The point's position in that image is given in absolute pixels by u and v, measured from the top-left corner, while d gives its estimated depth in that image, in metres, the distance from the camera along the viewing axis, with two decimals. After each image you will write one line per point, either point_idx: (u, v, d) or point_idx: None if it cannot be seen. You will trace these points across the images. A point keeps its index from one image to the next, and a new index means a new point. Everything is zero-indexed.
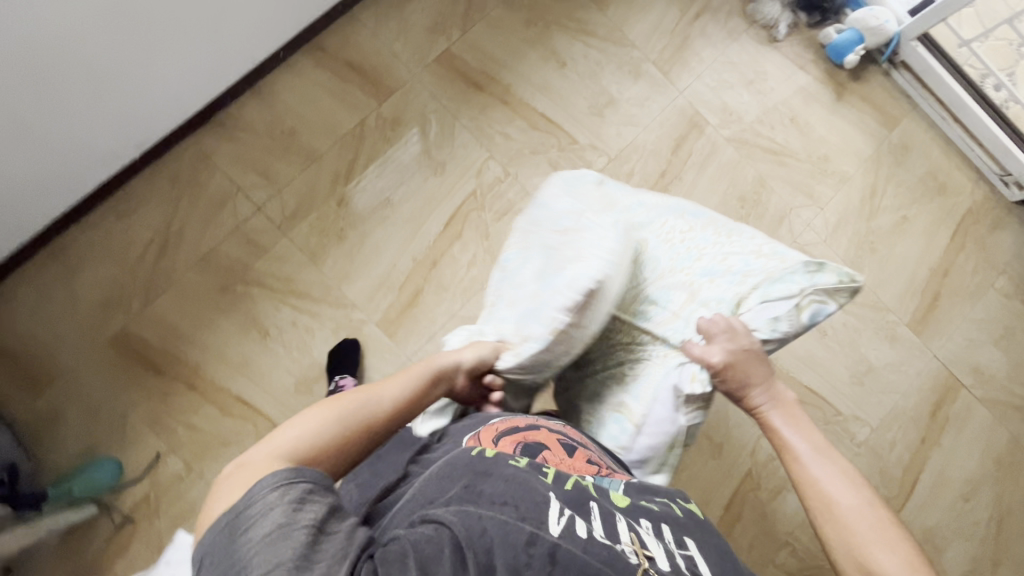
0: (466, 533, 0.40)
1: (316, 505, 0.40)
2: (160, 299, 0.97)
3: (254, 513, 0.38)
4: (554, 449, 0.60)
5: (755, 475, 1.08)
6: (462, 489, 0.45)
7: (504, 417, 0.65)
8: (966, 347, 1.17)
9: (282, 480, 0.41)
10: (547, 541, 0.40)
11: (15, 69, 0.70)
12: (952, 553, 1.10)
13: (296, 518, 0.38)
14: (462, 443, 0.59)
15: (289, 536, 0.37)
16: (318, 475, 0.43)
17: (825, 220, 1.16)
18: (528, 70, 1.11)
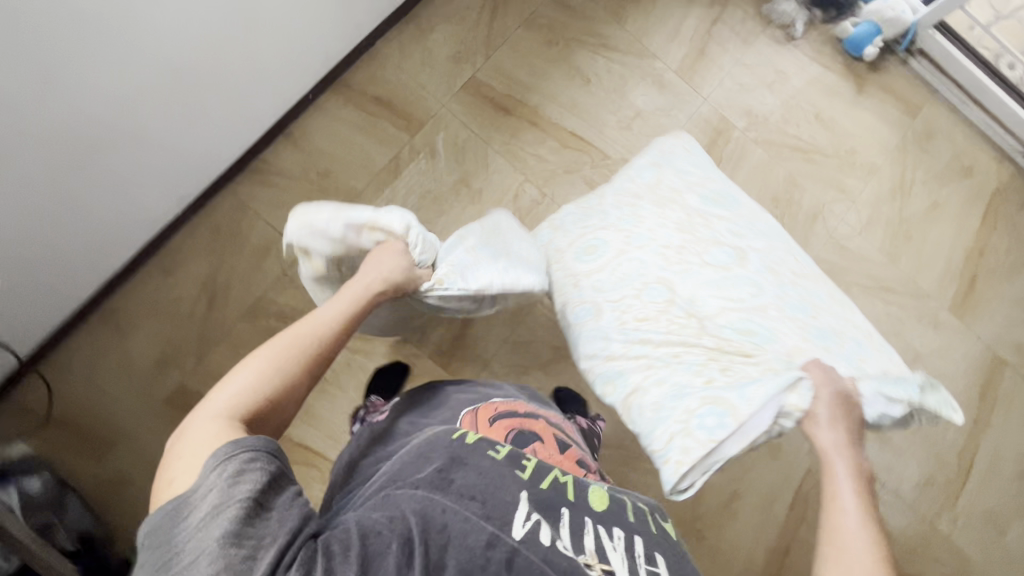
0: (424, 530, 0.44)
1: (254, 477, 0.41)
2: (213, 353, 0.97)
3: (197, 496, 0.40)
4: (544, 444, 0.69)
5: (815, 473, 1.08)
6: (440, 483, 0.50)
7: (505, 398, 0.76)
8: (1009, 326, 1.17)
9: (222, 457, 0.42)
10: (505, 547, 0.45)
11: (82, 152, 0.72)
12: (1015, 533, 1.11)
13: (231, 494, 0.39)
14: (460, 415, 0.69)
15: (223, 511, 0.38)
16: (266, 445, 0.44)
17: (858, 213, 1.18)
18: (554, 90, 1.12)
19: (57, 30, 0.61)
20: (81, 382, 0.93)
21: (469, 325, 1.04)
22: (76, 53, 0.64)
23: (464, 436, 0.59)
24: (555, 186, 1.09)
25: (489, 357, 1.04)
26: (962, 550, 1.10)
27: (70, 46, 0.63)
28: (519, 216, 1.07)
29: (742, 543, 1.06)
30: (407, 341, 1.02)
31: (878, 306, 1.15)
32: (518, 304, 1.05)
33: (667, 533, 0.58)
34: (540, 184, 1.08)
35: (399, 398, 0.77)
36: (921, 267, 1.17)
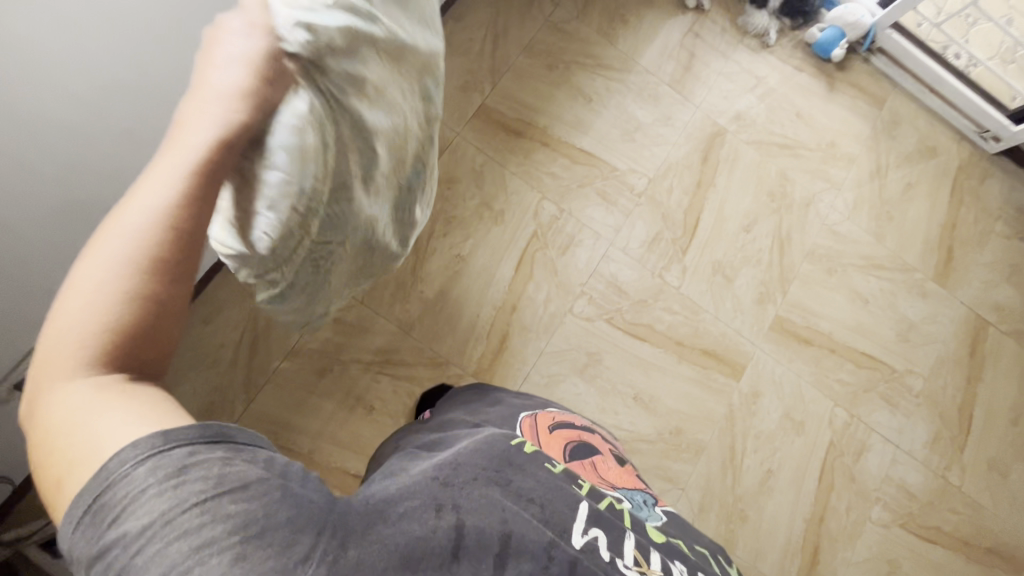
0: (478, 529, 0.41)
1: (206, 468, 0.32)
2: (262, 395, 0.99)
3: (121, 496, 0.30)
4: (603, 457, 0.67)
5: (837, 443, 1.17)
6: (500, 478, 0.47)
7: (560, 410, 0.74)
8: (986, 289, 1.29)
9: (145, 451, 0.31)
10: (566, 551, 0.43)
11: None
12: (1016, 476, 1.21)
13: (181, 499, 0.30)
14: (520, 417, 0.67)
15: (175, 520, 0.30)
16: (202, 426, 0.33)
17: (845, 200, 1.28)
18: (559, 110, 1.19)
19: (140, 104, 0.65)
20: None
21: (506, 341, 1.08)
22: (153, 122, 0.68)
23: (523, 444, 0.55)
24: (570, 201, 1.15)
25: (528, 369, 1.08)
26: (974, 498, 1.19)
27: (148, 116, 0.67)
28: (541, 232, 1.13)
29: (781, 518, 1.12)
30: (449, 362, 1.06)
31: (871, 283, 1.25)
32: (549, 315, 1.10)
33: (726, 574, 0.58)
34: (557, 200, 1.15)
35: (445, 401, 0.77)
36: (905, 243, 1.28)
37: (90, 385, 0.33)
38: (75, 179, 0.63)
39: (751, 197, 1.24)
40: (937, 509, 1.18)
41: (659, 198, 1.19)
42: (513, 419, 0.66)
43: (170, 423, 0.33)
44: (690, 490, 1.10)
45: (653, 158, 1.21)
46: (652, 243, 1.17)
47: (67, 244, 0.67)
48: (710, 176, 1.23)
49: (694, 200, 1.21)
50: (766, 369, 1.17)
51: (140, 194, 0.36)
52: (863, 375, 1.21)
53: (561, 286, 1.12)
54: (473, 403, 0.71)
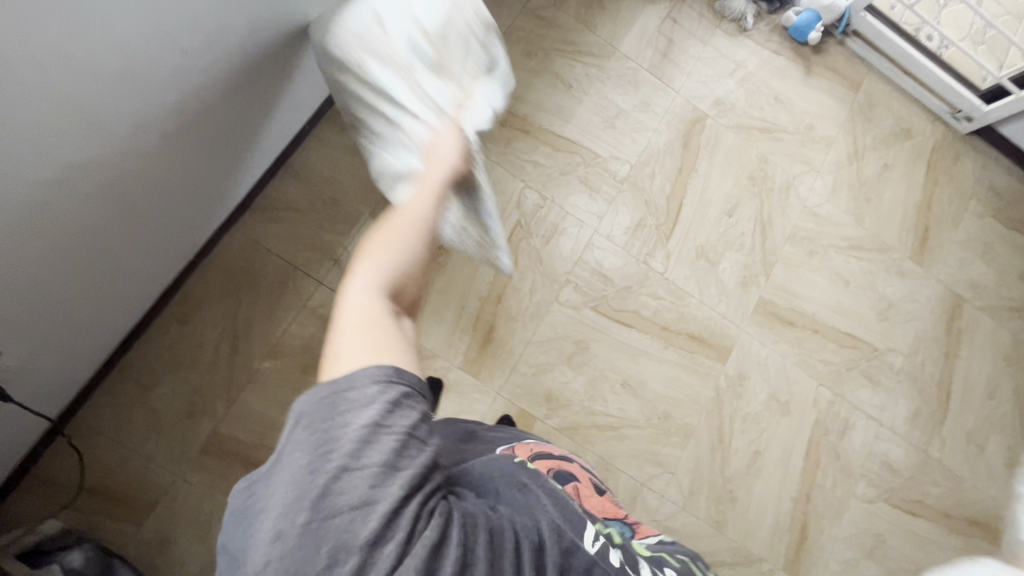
0: (520, 524, 0.43)
1: (410, 412, 0.41)
2: (244, 395, 0.97)
3: (353, 401, 0.40)
4: (583, 485, 0.64)
5: (822, 422, 1.19)
6: (517, 483, 0.48)
7: (537, 441, 0.70)
8: (961, 266, 1.31)
9: (381, 377, 0.41)
10: (586, 555, 0.44)
11: (115, 213, 0.76)
12: (994, 447, 1.24)
13: (389, 423, 0.39)
14: (499, 448, 0.62)
15: (380, 439, 0.38)
16: (418, 382, 0.44)
17: (824, 182, 1.29)
18: (540, 98, 1.18)
19: (93, 88, 0.63)
20: (111, 445, 0.93)
21: (493, 331, 1.08)
22: (110, 109, 0.66)
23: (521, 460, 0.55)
24: (553, 189, 1.15)
25: (516, 359, 1.08)
26: (954, 470, 1.22)
27: (104, 102, 0.65)
28: (524, 221, 1.12)
29: (769, 498, 1.13)
30: (436, 355, 1.05)
31: (851, 263, 1.27)
32: (535, 305, 1.10)
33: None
34: (540, 189, 1.14)
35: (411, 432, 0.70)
36: (883, 223, 1.30)
37: (361, 301, 0.47)
38: (25, 163, 0.61)
39: (733, 181, 1.24)
40: (919, 482, 1.20)
41: (642, 184, 1.19)
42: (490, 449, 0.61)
43: (401, 365, 0.43)
44: (680, 474, 1.10)
45: (634, 144, 1.21)
46: (636, 230, 1.17)
47: (21, 232, 0.65)
48: (692, 161, 1.23)
49: (677, 185, 1.21)
50: (752, 351, 1.18)
51: (399, 220, 0.56)
52: (845, 354, 1.23)
53: (546, 275, 1.11)
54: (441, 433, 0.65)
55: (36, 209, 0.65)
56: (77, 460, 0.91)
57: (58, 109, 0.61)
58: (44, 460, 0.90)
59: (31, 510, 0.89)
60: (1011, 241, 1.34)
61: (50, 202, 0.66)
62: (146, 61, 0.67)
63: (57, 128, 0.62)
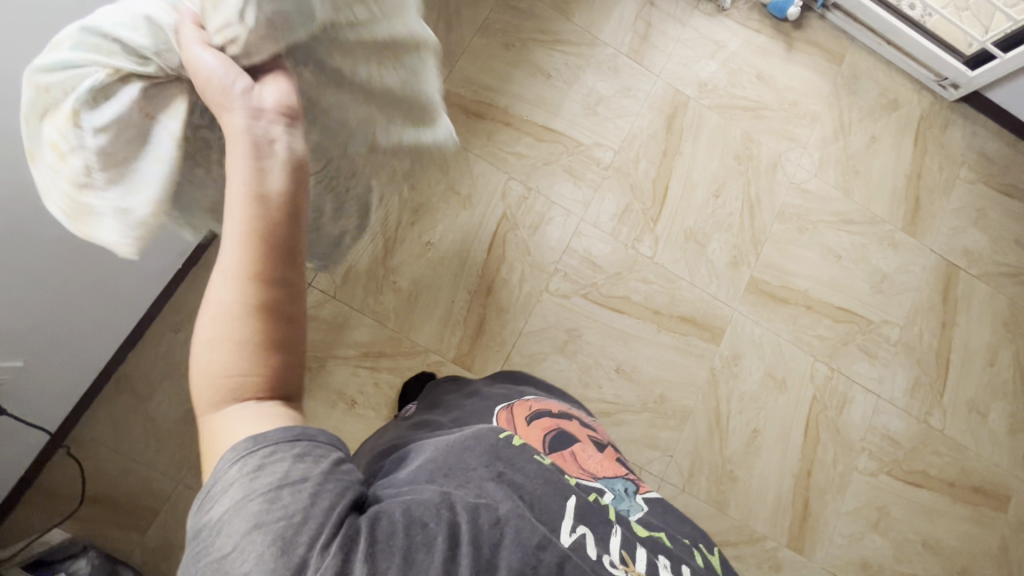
0: (471, 526, 0.40)
1: (276, 466, 0.37)
2: None
3: (217, 487, 0.37)
4: (584, 445, 0.63)
5: (820, 397, 1.18)
6: (491, 473, 0.46)
7: (540, 399, 0.73)
8: (954, 235, 1.30)
9: (240, 452, 0.38)
10: (557, 550, 0.41)
11: None
12: (996, 414, 1.24)
13: (253, 488, 0.36)
14: (496, 411, 0.66)
15: (245, 507, 0.36)
16: (284, 430, 0.39)
17: (811, 157, 1.29)
18: (520, 89, 1.18)
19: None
20: (111, 455, 0.94)
21: (484, 324, 1.08)
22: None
23: (511, 436, 0.52)
24: (538, 179, 1.15)
25: (509, 351, 1.08)
26: (956, 440, 1.22)
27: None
28: (511, 213, 1.13)
29: (770, 476, 1.13)
30: (428, 350, 1.06)
31: (843, 237, 1.26)
32: (525, 296, 1.10)
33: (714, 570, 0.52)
34: (524, 180, 1.14)
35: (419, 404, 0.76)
36: (874, 196, 1.29)
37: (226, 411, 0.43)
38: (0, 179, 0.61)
39: (718, 162, 1.24)
40: (922, 453, 1.20)
41: (627, 169, 1.19)
42: (489, 413, 0.65)
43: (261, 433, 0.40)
44: (679, 457, 1.11)
45: (617, 130, 1.21)
46: (623, 215, 1.17)
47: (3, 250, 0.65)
48: (676, 143, 1.23)
49: (662, 169, 1.21)
50: (746, 331, 1.18)
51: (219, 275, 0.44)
52: (841, 329, 1.22)
53: (534, 266, 1.11)
54: (448, 402, 0.72)
55: (19, 224, 0.66)
56: (77, 473, 0.93)
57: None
58: (46, 473, 0.92)
59: (36, 523, 0.90)
60: (1004, 207, 1.33)
61: (33, 217, 0.67)
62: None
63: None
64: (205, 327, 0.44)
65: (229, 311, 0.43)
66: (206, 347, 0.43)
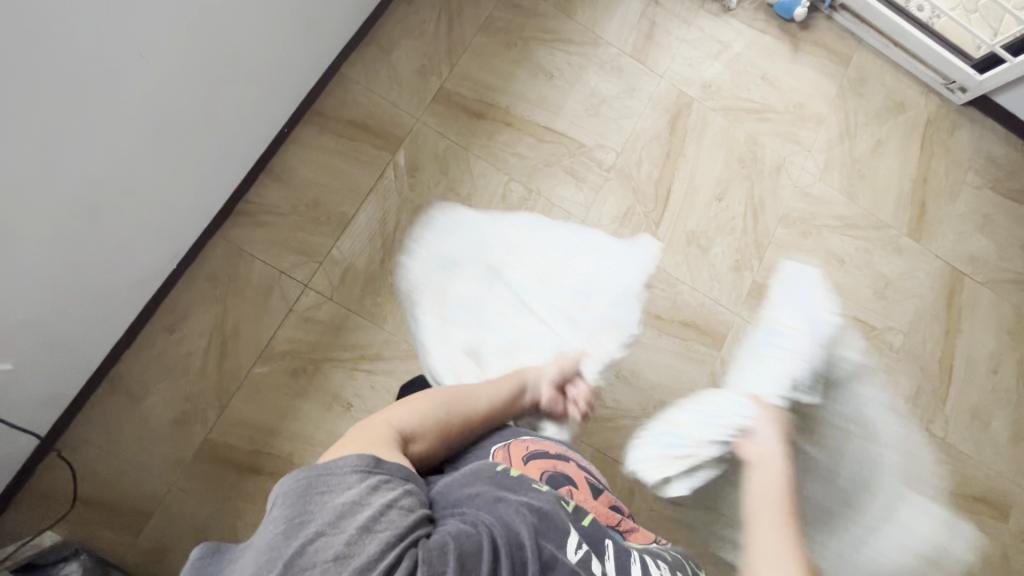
0: (506, 542, 0.44)
1: (389, 491, 0.45)
2: (234, 401, 0.97)
3: (332, 482, 0.43)
4: (579, 488, 0.63)
5: (821, 404, 1.17)
6: (496, 496, 0.49)
7: (536, 437, 0.70)
8: (959, 241, 1.29)
9: (363, 465, 0.46)
10: (567, 565, 0.45)
11: (88, 227, 0.75)
12: (999, 422, 1.22)
13: (367, 499, 0.43)
14: (492, 453, 0.65)
15: (356, 510, 0.42)
16: (401, 469, 0.48)
17: (816, 161, 1.27)
18: (522, 89, 1.17)
19: (51, 95, 0.62)
20: (103, 457, 0.93)
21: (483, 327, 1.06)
22: (70, 116, 0.65)
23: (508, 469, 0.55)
24: (539, 180, 1.14)
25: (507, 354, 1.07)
26: (958, 448, 1.20)
27: (65, 109, 0.64)
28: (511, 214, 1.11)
29: None
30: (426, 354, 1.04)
31: (846, 242, 1.25)
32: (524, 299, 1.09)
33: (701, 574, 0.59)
34: (525, 181, 1.13)
35: None
36: (878, 200, 1.28)
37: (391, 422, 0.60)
38: None
39: (721, 164, 1.22)
40: (923, 461, 1.19)
41: (629, 171, 1.18)
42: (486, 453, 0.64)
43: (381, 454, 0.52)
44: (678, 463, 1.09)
45: (619, 131, 1.19)
46: (625, 218, 1.15)
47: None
48: (679, 145, 1.21)
49: (664, 171, 1.19)
50: (748, 337, 1.17)
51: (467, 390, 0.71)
52: (843, 335, 1.21)
53: (535, 269, 1.10)
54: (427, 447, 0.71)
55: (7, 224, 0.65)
56: (70, 474, 0.92)
57: (18, 120, 0.60)
58: (37, 475, 0.91)
59: (26, 525, 0.89)
60: (1012, 212, 1.31)
61: (20, 217, 0.66)
62: (105, 66, 0.66)
63: (14, 138, 0.61)
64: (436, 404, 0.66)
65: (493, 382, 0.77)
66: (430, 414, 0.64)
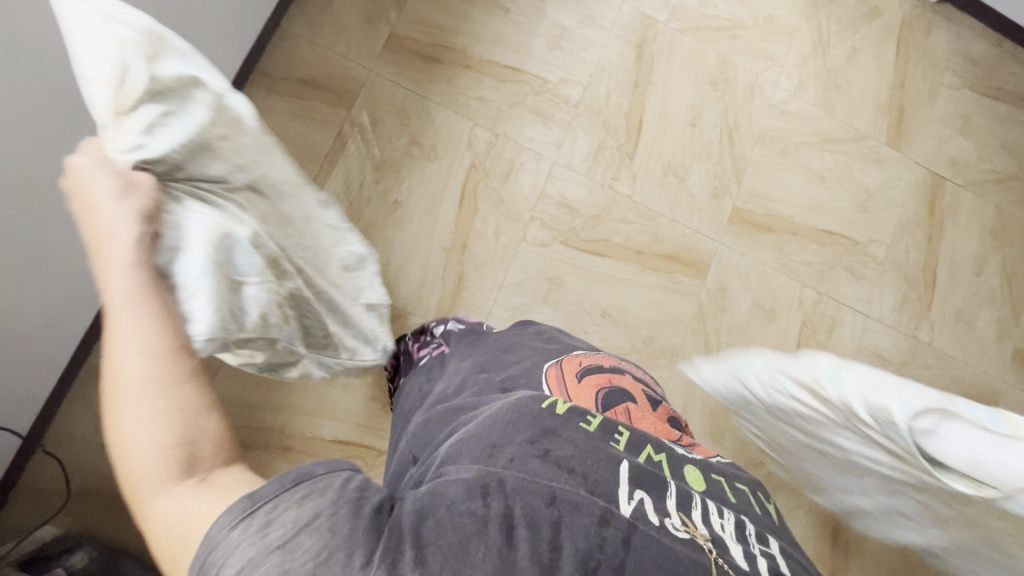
0: (527, 517, 0.41)
1: (284, 512, 0.35)
2: (218, 380, 0.96)
3: (218, 555, 0.34)
4: (638, 404, 0.67)
5: (809, 323, 1.18)
6: (538, 449, 0.48)
7: (591, 355, 0.77)
8: (939, 145, 1.26)
9: (237, 511, 0.35)
10: (620, 522, 0.43)
11: (31, 215, 0.70)
12: (984, 322, 1.24)
13: (265, 542, 0.34)
14: (547, 367, 0.71)
15: (263, 563, 0.33)
16: (274, 477, 0.37)
17: (789, 76, 1.23)
18: (476, 27, 1.10)
19: None
20: (92, 449, 0.92)
21: (463, 281, 1.04)
22: None
23: (553, 405, 0.54)
24: (505, 124, 1.09)
25: (491, 307, 1.05)
26: (944, 351, 1.22)
27: None
28: (479, 161, 1.07)
29: None
30: (408, 314, 1.01)
31: (825, 158, 1.22)
32: (502, 249, 1.06)
33: (770, 515, 0.53)
34: (490, 126, 1.08)
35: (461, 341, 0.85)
36: (856, 111, 1.24)
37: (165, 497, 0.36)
38: None
39: (692, 89, 1.18)
40: (911, 367, 1.21)
41: (598, 106, 1.13)
42: (539, 371, 0.70)
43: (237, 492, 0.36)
44: (672, 394, 1.10)
45: (584, 64, 1.14)
46: (597, 154, 1.12)
47: None
48: (647, 73, 1.16)
49: (634, 101, 1.15)
50: (731, 263, 1.16)
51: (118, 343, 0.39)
52: (828, 253, 1.20)
53: (509, 216, 1.07)
54: (500, 352, 0.78)
55: None
56: (61, 468, 0.91)
57: None
58: (27, 473, 0.90)
59: (25, 523, 0.89)
60: (991, 110, 1.29)
61: None
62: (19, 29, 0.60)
63: None
64: (130, 400, 0.37)
65: (128, 293, 0.40)
66: (138, 414, 0.37)
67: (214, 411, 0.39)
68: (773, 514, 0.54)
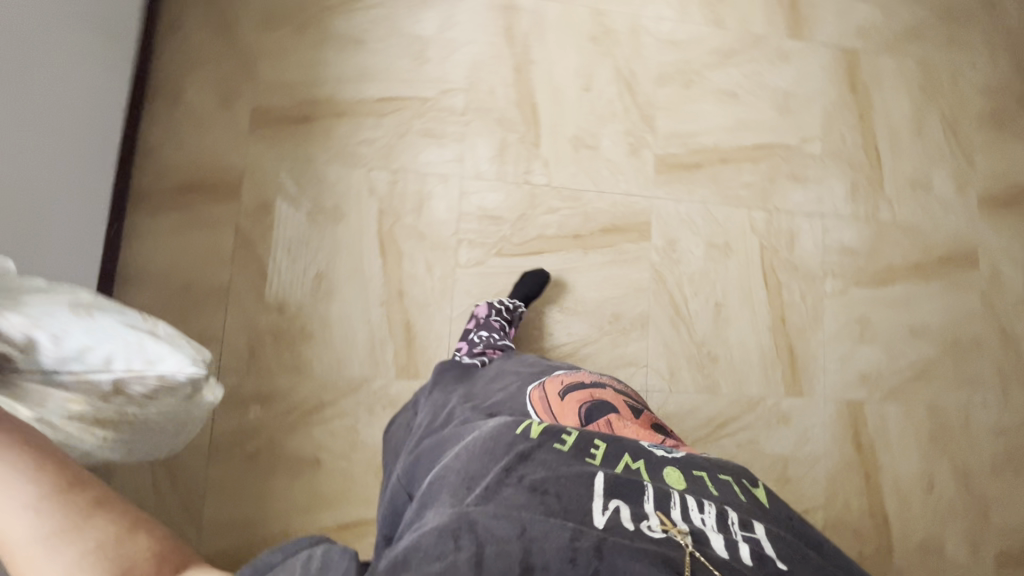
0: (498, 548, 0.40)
1: None
2: (206, 510, 0.94)
3: None
4: (621, 414, 0.67)
5: (767, 242, 1.15)
6: (508, 476, 0.47)
7: (572, 371, 0.77)
8: (841, 19, 1.21)
9: None
10: (592, 536, 0.41)
11: None
12: (940, 180, 1.21)
13: None
14: (530, 390, 0.71)
15: None
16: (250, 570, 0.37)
17: (667, 4, 1.17)
18: (337, 69, 1.05)
19: None
20: None
21: (411, 327, 1.01)
22: None
23: (527, 428, 0.53)
24: (399, 157, 1.05)
25: (447, 342, 1.02)
26: (909, 222, 1.19)
27: None
28: (387, 204, 1.03)
29: (747, 338, 1.12)
30: (368, 379, 0.99)
31: (731, 73, 1.17)
32: (439, 281, 1.03)
33: (760, 501, 0.50)
34: (385, 164, 1.04)
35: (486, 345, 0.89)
36: (747, 15, 1.19)
37: None
38: None
39: (575, 52, 1.12)
40: (881, 250, 1.18)
41: (486, 104, 1.08)
42: (523, 396, 0.70)
43: None
44: (654, 362, 1.08)
45: (458, 67, 1.08)
46: (502, 153, 1.08)
47: None
48: (524, 53, 1.11)
49: (521, 87, 1.10)
50: (671, 213, 1.12)
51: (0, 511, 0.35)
52: (764, 167, 1.16)
53: (435, 247, 1.04)
54: (482, 385, 0.76)
55: None
56: None
57: None
58: None
59: None
60: None
61: None
62: None
63: None
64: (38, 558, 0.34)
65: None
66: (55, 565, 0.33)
67: (132, 533, 0.36)
68: (762, 497, 0.51)
